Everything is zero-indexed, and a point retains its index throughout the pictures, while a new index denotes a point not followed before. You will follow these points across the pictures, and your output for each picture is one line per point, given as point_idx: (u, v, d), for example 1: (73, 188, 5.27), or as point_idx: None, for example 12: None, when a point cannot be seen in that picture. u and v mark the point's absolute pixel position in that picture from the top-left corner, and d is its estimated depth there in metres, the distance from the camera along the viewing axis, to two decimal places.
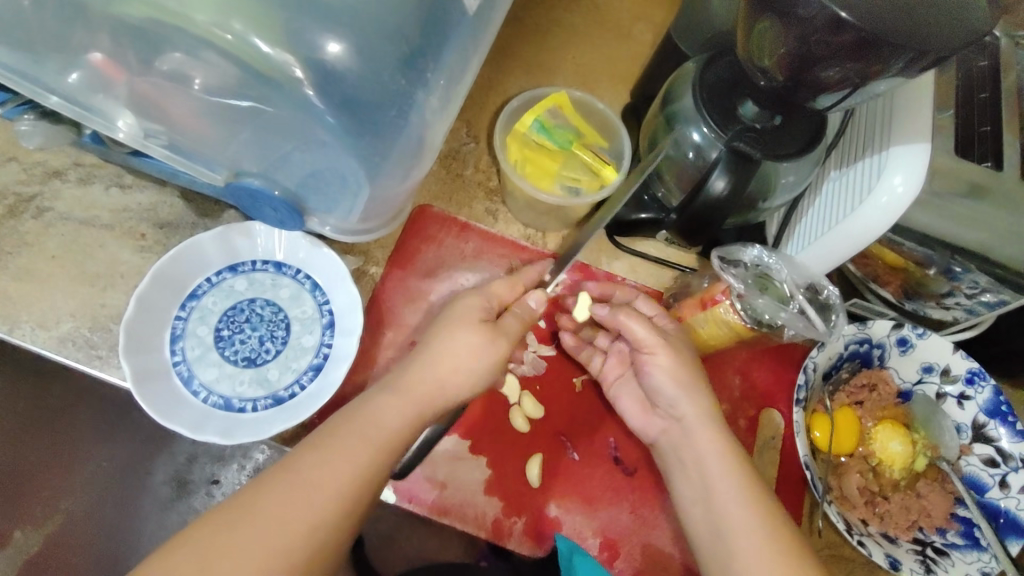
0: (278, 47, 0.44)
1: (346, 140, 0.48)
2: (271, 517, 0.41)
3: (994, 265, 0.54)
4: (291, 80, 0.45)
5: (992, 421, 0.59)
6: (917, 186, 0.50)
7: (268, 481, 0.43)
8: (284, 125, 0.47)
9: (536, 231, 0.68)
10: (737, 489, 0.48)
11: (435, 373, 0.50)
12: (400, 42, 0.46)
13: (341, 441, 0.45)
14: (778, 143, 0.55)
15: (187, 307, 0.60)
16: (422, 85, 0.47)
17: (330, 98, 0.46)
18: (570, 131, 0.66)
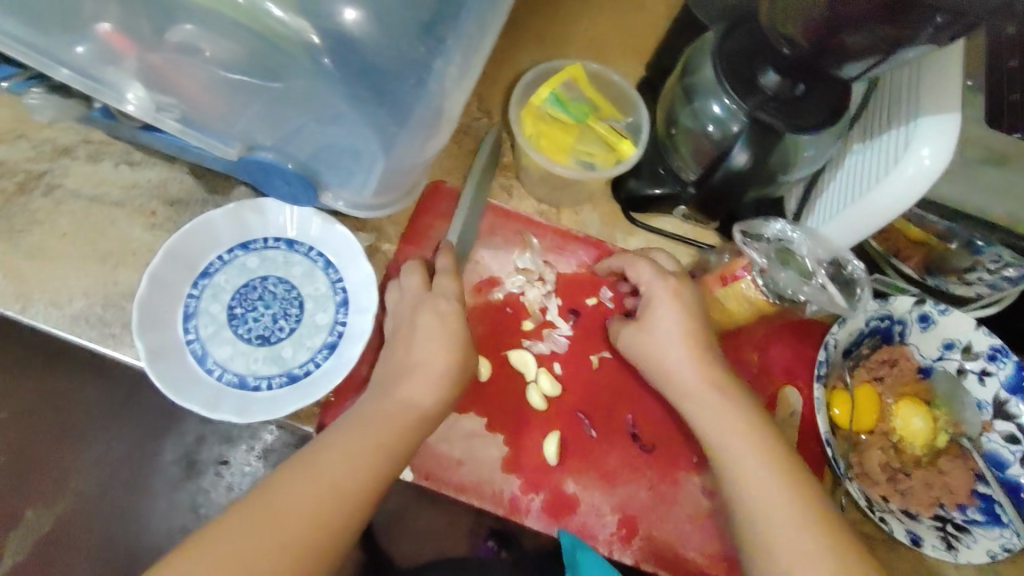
0: (293, 14, 0.42)
1: (362, 109, 0.47)
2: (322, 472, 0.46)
3: (1017, 237, 0.53)
4: (306, 47, 0.44)
5: (1014, 398, 0.58)
6: (944, 160, 0.49)
7: (245, 508, 0.44)
8: (300, 94, 0.46)
9: (551, 207, 0.67)
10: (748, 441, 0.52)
11: (396, 393, 0.51)
12: (418, 6, 0.44)
13: (317, 463, 0.46)
14: (800, 112, 0.54)
15: (199, 285, 0.59)
16: (440, 53, 0.45)
17: (346, 64, 0.44)
18: (586, 104, 0.64)
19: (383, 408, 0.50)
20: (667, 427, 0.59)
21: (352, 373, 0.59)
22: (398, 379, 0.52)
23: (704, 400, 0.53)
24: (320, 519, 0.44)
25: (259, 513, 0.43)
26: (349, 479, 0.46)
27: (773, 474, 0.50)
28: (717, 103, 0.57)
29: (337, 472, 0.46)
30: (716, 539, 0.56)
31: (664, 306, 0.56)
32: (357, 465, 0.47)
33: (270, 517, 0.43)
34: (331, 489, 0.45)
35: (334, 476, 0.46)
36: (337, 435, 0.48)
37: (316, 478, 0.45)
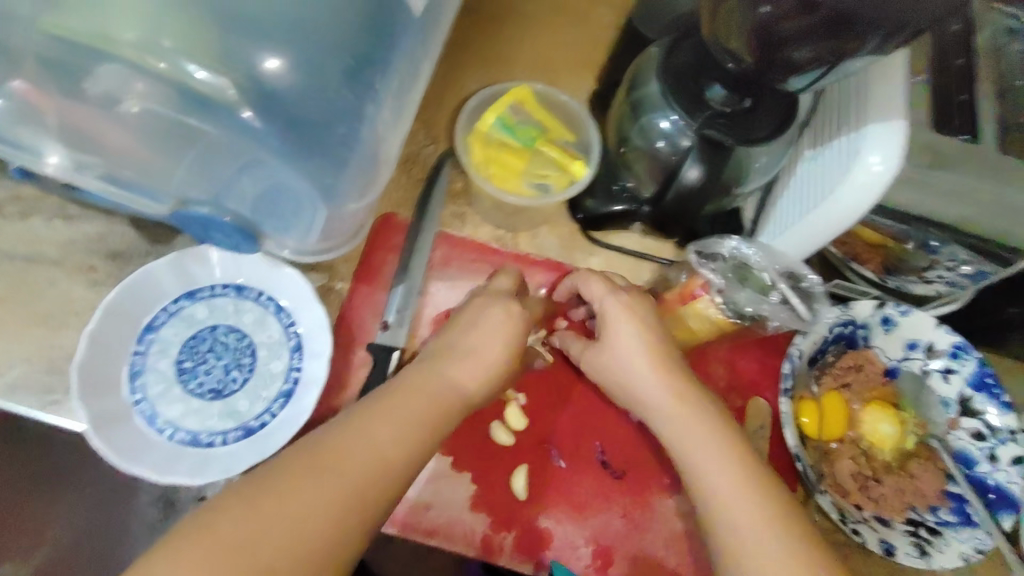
0: (213, 73, 0.42)
1: (293, 159, 0.45)
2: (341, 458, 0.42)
3: (969, 237, 0.53)
4: (228, 102, 0.43)
5: (978, 394, 0.59)
6: (898, 165, 0.49)
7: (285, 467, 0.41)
8: (226, 147, 0.45)
9: (507, 232, 0.66)
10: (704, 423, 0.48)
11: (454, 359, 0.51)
12: (345, 53, 0.44)
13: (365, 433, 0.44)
14: (750, 126, 0.53)
15: (145, 340, 0.57)
16: (370, 99, 0.45)
17: (273, 116, 0.43)
18: (534, 126, 0.63)
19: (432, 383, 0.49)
20: (636, 451, 0.58)
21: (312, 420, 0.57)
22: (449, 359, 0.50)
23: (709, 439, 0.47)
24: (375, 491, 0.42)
25: (302, 475, 0.41)
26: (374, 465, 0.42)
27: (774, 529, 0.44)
28: (664, 118, 0.56)
29: (385, 436, 0.44)
30: (694, 563, 0.55)
31: (628, 329, 0.51)
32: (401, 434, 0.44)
33: (335, 470, 0.41)
34: (381, 461, 0.43)
35: (364, 464, 0.42)
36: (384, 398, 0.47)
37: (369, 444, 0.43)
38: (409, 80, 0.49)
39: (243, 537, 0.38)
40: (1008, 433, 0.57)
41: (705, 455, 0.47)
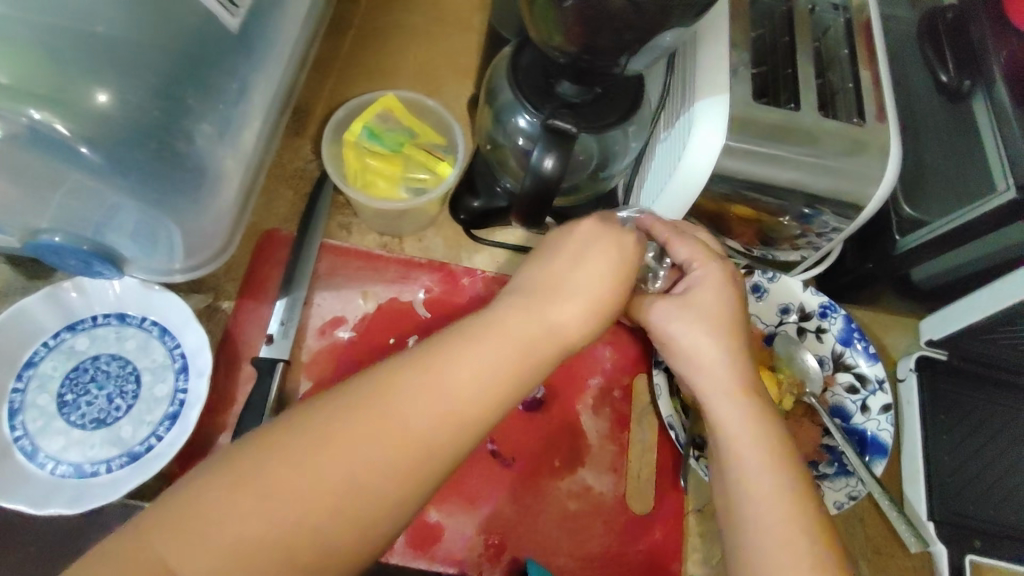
0: (50, 112, 0.40)
1: (139, 190, 0.45)
2: (394, 419, 0.37)
3: (843, 205, 0.56)
4: (62, 138, 0.41)
5: (848, 349, 0.62)
6: (727, 135, 0.53)
7: (389, 403, 0.38)
8: (89, 190, 0.45)
9: (393, 237, 0.67)
10: (738, 409, 0.46)
11: (539, 314, 0.42)
12: (146, 71, 0.44)
13: (419, 404, 0.38)
14: (595, 116, 0.56)
15: (24, 377, 0.57)
16: (184, 112, 0.46)
17: (114, 150, 0.43)
18: (401, 132, 0.64)
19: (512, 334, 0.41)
20: (526, 437, 0.59)
21: (199, 439, 0.58)
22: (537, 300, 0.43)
23: (717, 383, 0.47)
24: (476, 437, 0.39)
25: (402, 411, 0.38)
26: (435, 452, 0.38)
27: (766, 457, 0.44)
28: (521, 117, 0.58)
29: (419, 421, 0.38)
30: (587, 540, 0.57)
31: (711, 283, 0.49)
32: (502, 386, 0.40)
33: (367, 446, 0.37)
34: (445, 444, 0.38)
35: (417, 445, 0.37)
36: (465, 344, 0.40)
37: (432, 400, 0.38)
38: (236, 100, 0.51)
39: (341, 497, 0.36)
40: (876, 384, 0.61)
41: (721, 399, 0.47)
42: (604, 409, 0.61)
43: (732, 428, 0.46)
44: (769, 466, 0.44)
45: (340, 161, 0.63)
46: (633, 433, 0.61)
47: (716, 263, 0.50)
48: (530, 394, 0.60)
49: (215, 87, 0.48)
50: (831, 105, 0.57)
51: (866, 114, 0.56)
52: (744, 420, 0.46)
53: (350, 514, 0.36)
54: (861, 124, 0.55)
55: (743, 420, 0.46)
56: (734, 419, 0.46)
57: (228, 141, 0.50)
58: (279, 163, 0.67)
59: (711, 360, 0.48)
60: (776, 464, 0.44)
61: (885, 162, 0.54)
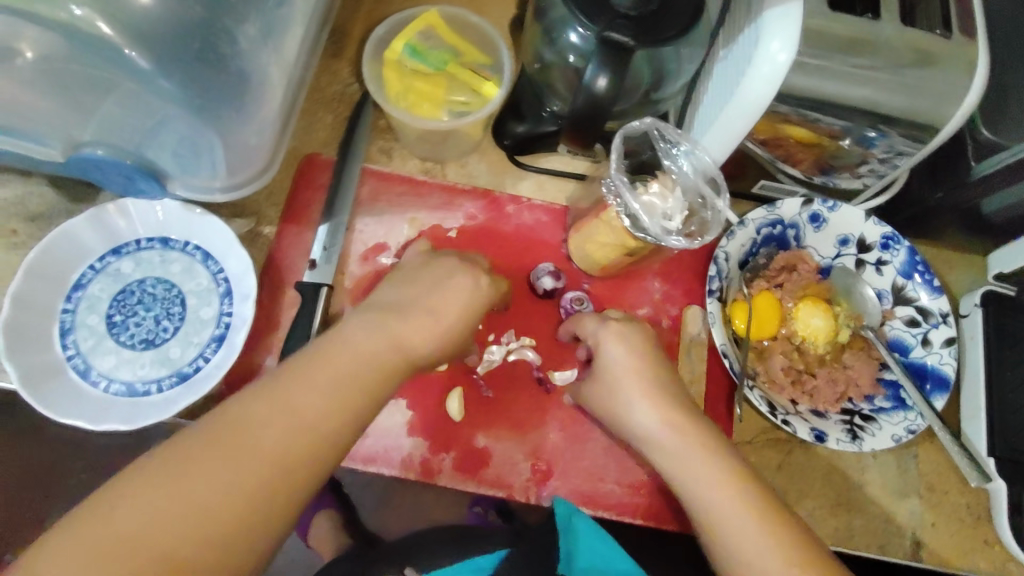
0: (91, 8, 0.40)
1: (184, 99, 0.44)
2: (267, 410, 0.40)
3: (915, 126, 0.52)
4: (103, 39, 0.41)
5: (910, 282, 0.60)
6: (793, 50, 0.48)
7: (270, 390, 0.41)
8: (139, 100, 0.44)
9: (435, 163, 0.65)
10: (684, 439, 0.48)
11: (394, 322, 0.47)
12: None
13: (297, 389, 0.42)
14: (654, 29, 0.52)
15: (73, 299, 0.57)
16: (228, 13, 0.44)
17: (156, 54, 0.42)
18: (444, 51, 0.61)
19: (368, 336, 0.46)
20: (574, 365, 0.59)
21: (247, 361, 0.58)
22: (396, 315, 0.48)
23: (657, 434, 0.49)
24: (356, 412, 0.43)
25: (286, 394, 0.41)
26: (316, 428, 0.41)
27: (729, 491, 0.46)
28: (574, 32, 0.54)
29: (308, 403, 0.41)
30: (634, 467, 0.57)
31: (619, 357, 0.52)
32: (380, 358, 0.45)
33: (240, 447, 0.39)
34: (324, 423, 0.41)
35: (296, 427, 0.40)
36: (347, 331, 0.46)
37: (314, 391, 0.42)
38: (276, 5, 0.49)
39: (222, 494, 0.38)
40: (939, 317, 0.58)
41: (669, 451, 0.49)
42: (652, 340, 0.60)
43: (687, 471, 0.48)
44: (723, 483, 0.46)
45: (381, 81, 0.60)
46: (682, 363, 0.59)
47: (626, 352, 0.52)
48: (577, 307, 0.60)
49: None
50: (911, 16, 0.52)
51: (951, 25, 0.51)
52: (680, 446, 0.48)
53: (237, 507, 0.38)
54: (946, 37, 0.51)
55: (678, 442, 0.48)
56: (680, 465, 0.48)
57: (272, 47, 0.48)
58: (317, 87, 0.65)
59: (642, 414, 0.50)
60: (735, 501, 0.46)
61: (971, 77, 0.50)
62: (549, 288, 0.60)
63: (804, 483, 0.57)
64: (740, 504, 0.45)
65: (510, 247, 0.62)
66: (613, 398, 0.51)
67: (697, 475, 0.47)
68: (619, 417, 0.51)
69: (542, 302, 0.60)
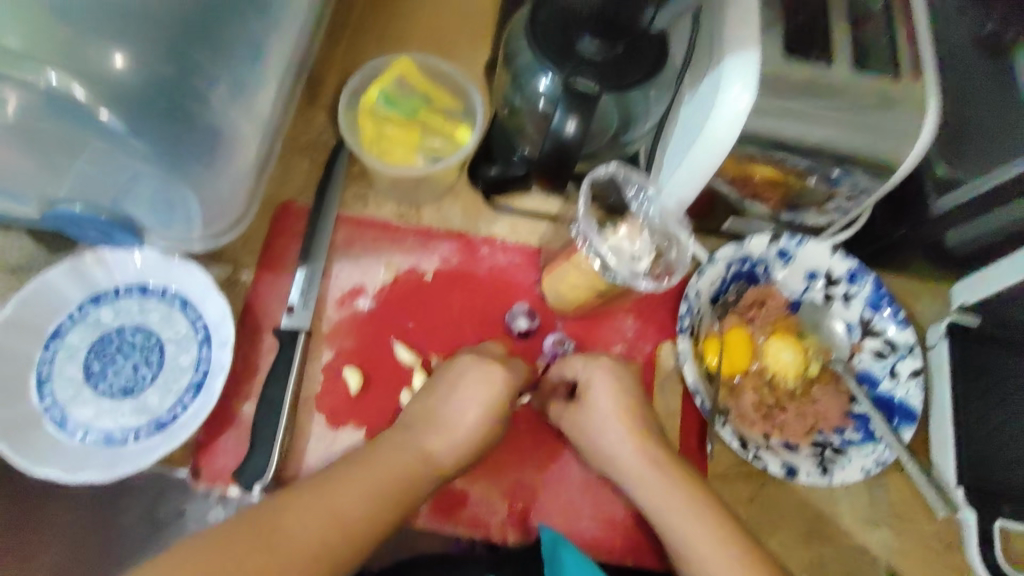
0: (66, 74, 0.41)
1: (159, 160, 0.46)
2: (309, 509, 0.45)
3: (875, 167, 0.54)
4: (79, 103, 0.42)
5: (877, 315, 0.61)
6: (754, 93, 0.50)
7: (312, 493, 0.46)
8: (109, 157, 0.45)
9: (410, 207, 0.66)
10: (667, 480, 0.51)
11: (424, 437, 0.52)
12: (160, 31, 0.44)
13: (338, 496, 0.46)
14: (620, 73, 0.54)
15: (51, 348, 0.57)
16: (198, 74, 0.45)
17: (132, 117, 0.43)
18: (417, 98, 0.63)
19: (402, 450, 0.51)
20: None
21: (225, 407, 0.58)
22: (427, 425, 0.53)
23: (644, 472, 0.52)
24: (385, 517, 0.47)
25: (327, 496, 0.46)
26: (344, 529, 0.45)
27: (711, 531, 0.48)
28: (542, 78, 0.56)
29: (341, 506, 0.46)
30: (609, 506, 0.57)
31: (605, 391, 0.54)
32: (409, 470, 0.50)
33: (276, 539, 0.43)
34: (353, 525, 0.46)
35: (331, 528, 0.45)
36: (387, 444, 0.51)
37: (349, 498, 0.47)
38: (248, 64, 0.50)
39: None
40: (906, 349, 0.60)
41: (653, 489, 0.51)
42: None
43: (673, 511, 0.50)
44: (709, 525, 0.49)
45: (355, 128, 0.62)
46: (655, 400, 0.60)
47: (615, 395, 0.54)
48: (559, 350, 0.61)
49: (226, 47, 0.48)
50: (865, 59, 0.54)
51: (903, 68, 0.53)
52: (665, 489, 0.51)
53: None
54: (897, 79, 0.53)
55: (663, 482, 0.51)
56: (660, 496, 0.50)
57: (242, 104, 0.50)
58: (293, 135, 0.66)
59: (626, 448, 0.52)
60: (714, 544, 0.48)
61: (924, 117, 0.52)
62: (524, 330, 0.61)
63: (779, 517, 0.58)
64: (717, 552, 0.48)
65: (485, 289, 0.64)
66: (600, 437, 0.53)
67: (682, 520, 0.49)
68: (606, 457, 0.54)
69: (519, 343, 0.62)
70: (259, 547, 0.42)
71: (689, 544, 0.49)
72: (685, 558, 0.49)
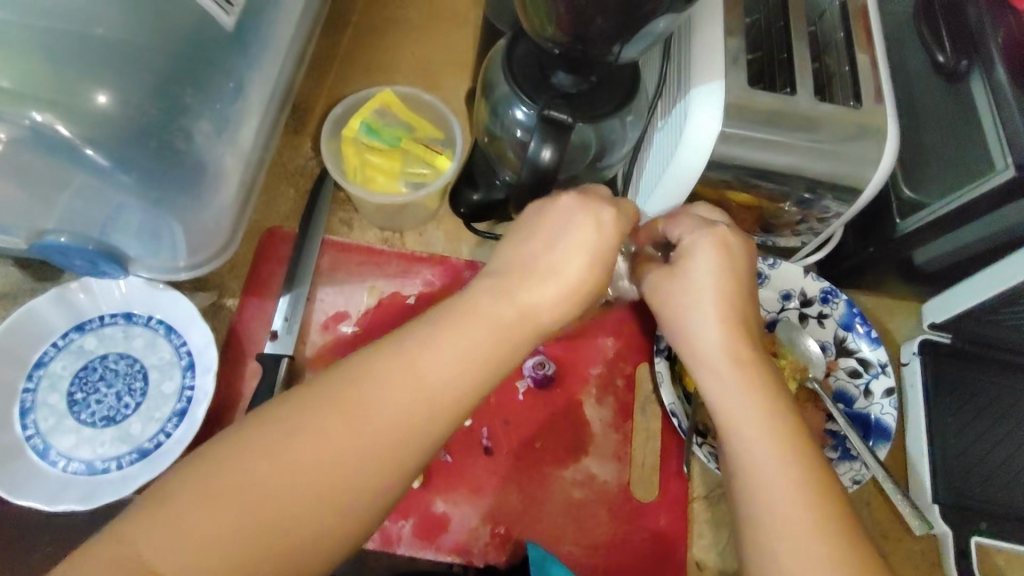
0: (51, 114, 0.42)
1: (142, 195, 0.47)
2: (384, 392, 0.39)
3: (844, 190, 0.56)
4: (63, 140, 0.43)
5: (850, 334, 0.63)
6: (720, 123, 0.52)
7: (385, 375, 0.40)
8: (94, 191, 0.46)
9: (394, 232, 0.67)
10: (743, 388, 0.45)
11: (499, 307, 0.43)
12: (142, 70, 0.45)
13: (403, 385, 0.40)
14: (591, 105, 0.56)
15: (34, 378, 0.57)
16: (180, 111, 0.47)
17: (114, 155, 0.44)
18: (399, 127, 0.65)
19: (465, 340, 0.41)
20: (536, 425, 0.60)
21: (208, 433, 0.59)
22: (510, 292, 0.44)
23: (718, 368, 0.46)
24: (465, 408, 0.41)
25: (403, 379, 0.40)
26: (417, 415, 0.39)
27: (776, 450, 0.43)
28: (518, 109, 0.57)
29: (408, 400, 0.39)
30: (591, 528, 0.57)
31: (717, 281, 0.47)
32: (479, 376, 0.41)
33: (355, 413, 0.38)
34: (439, 409, 0.40)
35: (404, 415, 0.39)
36: (446, 335, 0.41)
37: (422, 384, 0.40)
38: (232, 99, 0.52)
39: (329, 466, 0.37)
40: (879, 367, 0.61)
41: (724, 391, 0.45)
42: (607, 398, 0.62)
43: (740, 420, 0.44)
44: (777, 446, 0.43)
45: (339, 158, 0.64)
46: (636, 421, 0.61)
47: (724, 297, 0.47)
48: (539, 372, 0.61)
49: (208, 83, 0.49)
50: (826, 91, 0.57)
51: (863, 97, 0.55)
52: (741, 398, 0.45)
53: (322, 493, 0.36)
54: (857, 107, 0.55)
55: (737, 391, 0.45)
56: (734, 401, 0.45)
57: (226, 139, 0.52)
58: (279, 162, 0.68)
59: (711, 342, 0.46)
60: (781, 463, 0.42)
61: (883, 145, 0.54)
62: None
63: None
64: (781, 470, 0.42)
65: None
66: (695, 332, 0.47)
67: (752, 434, 0.44)
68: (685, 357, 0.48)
69: None
70: (340, 426, 0.38)
71: (753, 463, 0.43)
72: (744, 473, 0.43)
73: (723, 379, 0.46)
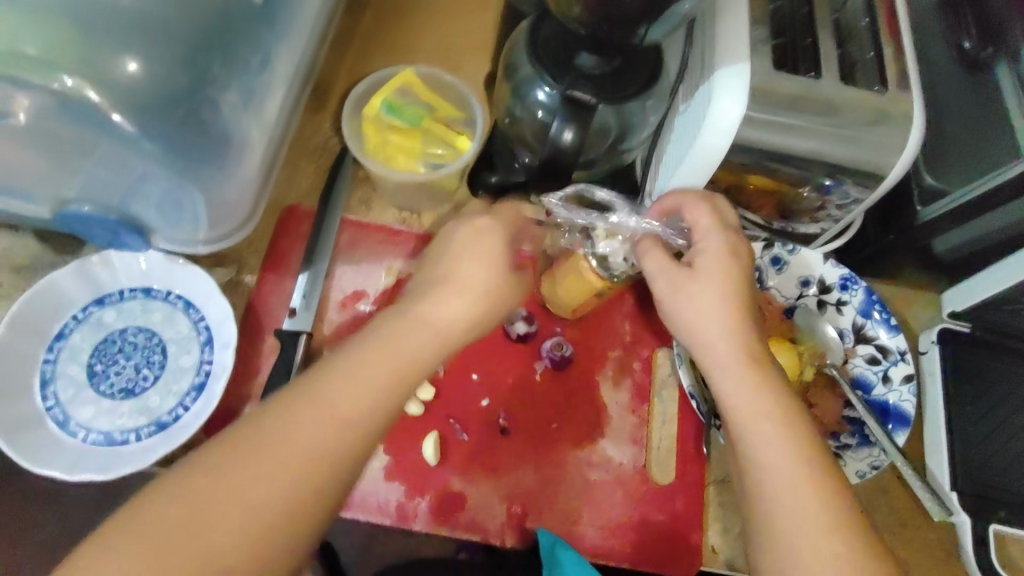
0: (81, 78, 0.42)
1: (168, 164, 0.47)
2: (340, 388, 0.40)
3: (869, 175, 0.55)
4: (91, 105, 0.43)
5: (869, 321, 0.63)
6: (745, 105, 0.52)
7: (337, 372, 0.41)
8: (119, 159, 0.46)
9: (413, 213, 0.67)
10: (754, 383, 0.45)
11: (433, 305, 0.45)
12: (170, 39, 0.44)
13: (360, 375, 0.41)
14: (616, 86, 0.56)
15: (54, 349, 0.58)
16: (210, 81, 0.46)
17: (143, 123, 0.44)
18: (420, 107, 0.65)
19: (414, 334, 0.43)
20: (552, 406, 0.60)
21: (225, 407, 0.59)
22: (454, 290, 0.45)
23: (728, 362, 0.45)
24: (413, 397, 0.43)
25: (356, 375, 0.41)
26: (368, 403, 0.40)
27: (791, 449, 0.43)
28: (541, 89, 0.57)
29: (363, 394, 0.40)
30: (607, 509, 0.57)
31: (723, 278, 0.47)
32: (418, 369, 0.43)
33: (313, 415, 0.39)
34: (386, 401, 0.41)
35: (354, 404, 0.40)
36: (393, 330, 0.43)
37: (373, 381, 0.41)
38: (257, 73, 0.52)
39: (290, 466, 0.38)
40: (898, 354, 0.61)
41: (737, 385, 0.45)
42: (624, 381, 0.62)
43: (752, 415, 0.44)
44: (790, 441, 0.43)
45: (359, 136, 0.63)
46: (653, 404, 0.61)
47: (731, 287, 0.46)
48: (557, 353, 0.61)
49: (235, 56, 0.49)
50: (850, 76, 0.56)
51: (888, 82, 0.55)
52: (749, 393, 0.44)
53: (293, 497, 0.38)
54: (881, 92, 0.54)
55: (746, 387, 0.45)
56: (744, 397, 0.44)
57: (250, 112, 0.51)
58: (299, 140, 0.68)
59: (718, 335, 0.46)
60: (796, 458, 0.42)
61: (909, 130, 0.54)
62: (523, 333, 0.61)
63: None
64: (795, 472, 0.42)
65: None
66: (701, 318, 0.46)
67: (764, 428, 0.44)
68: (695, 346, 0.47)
69: (516, 347, 0.62)
70: (299, 426, 0.39)
71: (766, 457, 0.43)
72: (757, 470, 0.43)
73: (731, 369, 0.45)
